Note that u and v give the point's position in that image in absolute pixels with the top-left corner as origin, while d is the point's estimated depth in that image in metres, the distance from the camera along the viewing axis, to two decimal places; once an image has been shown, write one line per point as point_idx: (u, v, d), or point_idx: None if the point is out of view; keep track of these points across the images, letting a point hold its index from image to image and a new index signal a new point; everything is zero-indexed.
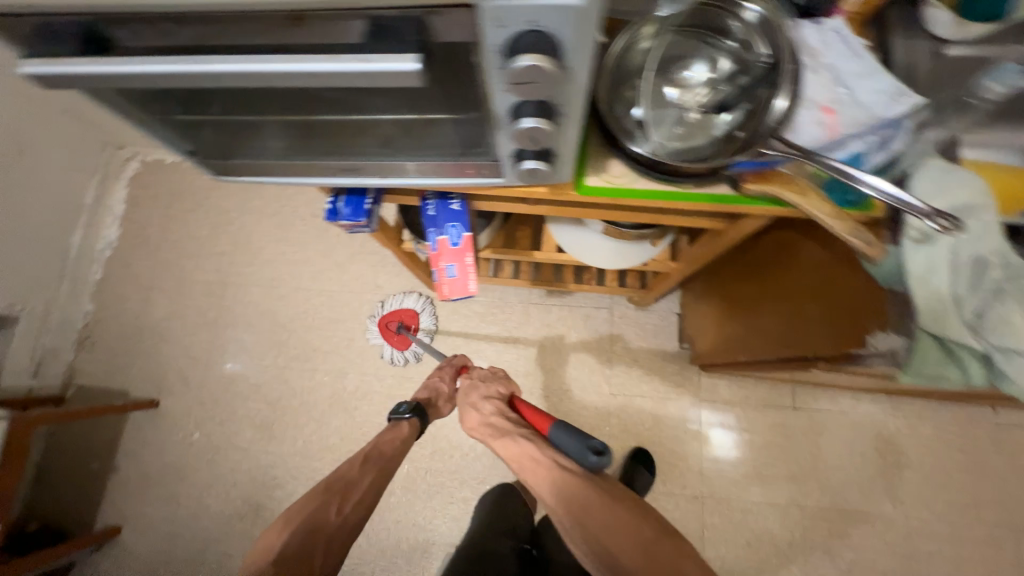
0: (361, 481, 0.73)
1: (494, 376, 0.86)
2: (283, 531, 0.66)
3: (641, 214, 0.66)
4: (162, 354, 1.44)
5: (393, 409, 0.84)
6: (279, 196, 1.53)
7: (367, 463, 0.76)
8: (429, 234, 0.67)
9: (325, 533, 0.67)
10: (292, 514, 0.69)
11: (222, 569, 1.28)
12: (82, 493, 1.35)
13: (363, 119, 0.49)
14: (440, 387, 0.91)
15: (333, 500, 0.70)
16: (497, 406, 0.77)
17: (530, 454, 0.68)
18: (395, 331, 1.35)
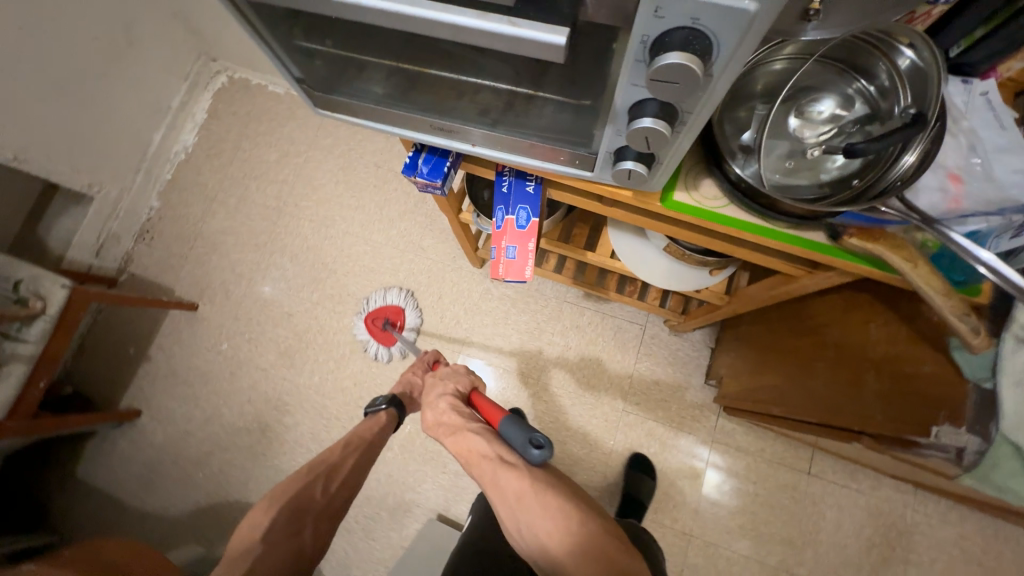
0: (345, 464, 0.77)
1: (454, 370, 0.84)
2: (267, 511, 0.69)
3: (717, 240, 0.64)
4: (210, 263, 1.51)
5: (370, 402, 0.89)
6: (347, 138, 1.56)
7: (350, 446, 0.80)
8: (498, 211, 0.66)
9: (312, 512, 0.72)
10: (275, 494, 0.72)
11: (221, 474, 1.35)
12: (115, 372, 1.45)
13: (470, 81, 0.49)
14: (414, 379, 0.94)
15: (318, 481, 0.74)
16: (452, 402, 0.75)
17: (478, 450, 0.66)
18: (381, 329, 1.37)
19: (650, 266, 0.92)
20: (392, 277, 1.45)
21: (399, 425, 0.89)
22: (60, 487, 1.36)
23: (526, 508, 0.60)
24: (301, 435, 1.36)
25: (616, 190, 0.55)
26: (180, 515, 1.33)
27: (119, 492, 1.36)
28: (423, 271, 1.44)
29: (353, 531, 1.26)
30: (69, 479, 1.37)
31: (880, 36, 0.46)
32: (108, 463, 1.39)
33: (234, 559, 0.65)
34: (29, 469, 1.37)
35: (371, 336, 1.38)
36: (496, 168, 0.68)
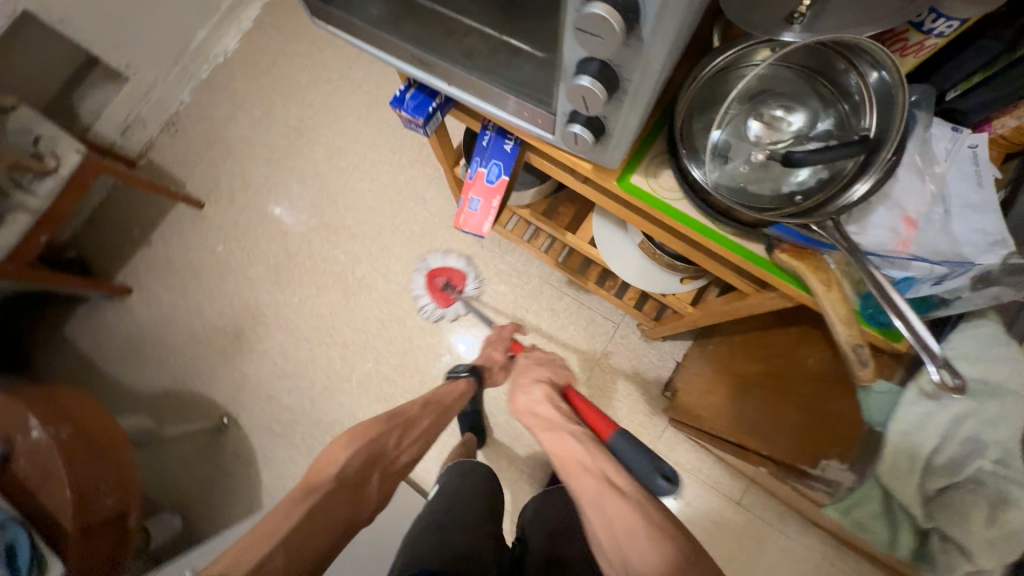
0: (420, 423, 0.81)
1: (550, 361, 0.90)
2: (347, 448, 0.71)
3: (677, 240, 0.63)
4: (224, 167, 1.56)
5: (450, 370, 0.97)
6: (378, 76, 1.58)
7: (429, 406, 0.85)
8: (473, 163, 0.68)
9: (383, 463, 0.74)
10: (355, 434, 0.73)
11: (190, 365, 1.43)
12: (116, 249, 1.53)
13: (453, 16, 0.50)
14: (492, 354, 1.01)
15: (393, 433, 0.76)
16: (547, 394, 0.76)
17: (580, 459, 0.61)
18: (441, 287, 1.34)
19: (623, 259, 0.92)
20: (389, 221, 1.48)
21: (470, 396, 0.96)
22: (48, 340, 1.47)
23: (636, 548, 0.52)
24: (271, 347, 1.43)
25: (579, 162, 0.56)
26: (147, 393, 1.42)
27: (98, 358, 1.45)
28: (420, 222, 1.46)
29: (299, 445, 1.35)
30: (57, 335, 1.47)
31: (851, 49, 0.44)
32: (93, 329, 1.48)
33: (311, 485, 0.65)
34: (24, 317, 1.48)
35: (427, 289, 1.33)
36: (481, 121, 0.69)
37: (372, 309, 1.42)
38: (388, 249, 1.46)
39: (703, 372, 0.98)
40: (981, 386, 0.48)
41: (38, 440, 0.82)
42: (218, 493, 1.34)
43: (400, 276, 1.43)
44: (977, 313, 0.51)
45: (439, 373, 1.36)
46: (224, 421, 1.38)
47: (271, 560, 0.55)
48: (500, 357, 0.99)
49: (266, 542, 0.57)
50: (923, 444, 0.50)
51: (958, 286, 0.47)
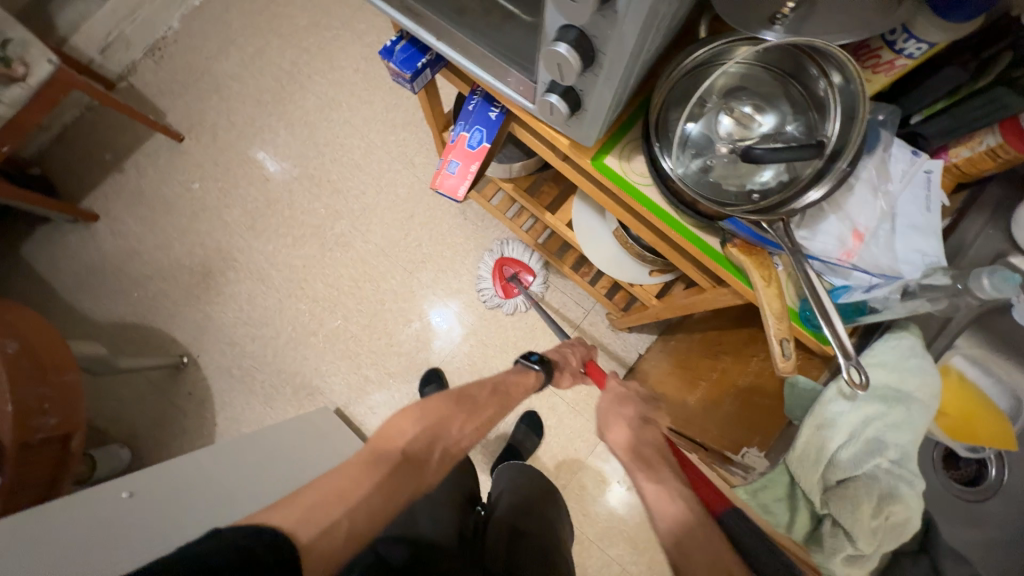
0: (485, 410, 0.78)
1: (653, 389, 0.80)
2: (414, 424, 0.70)
3: (644, 229, 0.65)
4: (209, 102, 1.50)
5: (523, 354, 0.90)
6: (381, 30, 1.53)
7: (497, 394, 0.81)
8: (457, 126, 0.68)
9: (443, 443, 0.72)
10: (425, 411, 0.72)
11: (153, 300, 1.40)
12: (84, 171, 1.47)
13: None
14: (568, 357, 0.94)
15: (458, 417, 0.74)
16: (657, 438, 0.69)
17: (712, 545, 0.53)
18: (507, 277, 1.34)
19: (597, 244, 0.94)
20: (375, 181, 1.46)
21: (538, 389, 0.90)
22: (4, 258, 1.42)
23: None
24: (240, 292, 1.41)
25: (558, 137, 0.56)
26: (105, 323, 1.39)
27: (56, 283, 1.41)
28: (406, 185, 1.45)
29: (257, 391, 1.35)
30: (14, 254, 1.42)
31: (821, 55, 0.46)
32: (53, 252, 1.43)
33: (378, 454, 0.66)
34: None
35: (493, 277, 1.34)
36: (470, 86, 0.69)
37: (347, 266, 1.41)
38: (370, 208, 1.44)
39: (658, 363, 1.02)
40: (895, 396, 0.51)
41: None
42: (171, 430, 1.34)
43: (379, 238, 1.42)
44: (901, 325, 0.54)
45: (407, 337, 1.37)
46: (184, 359, 1.36)
47: (342, 521, 0.57)
48: (577, 364, 0.94)
49: (328, 512, 0.57)
50: (831, 440, 0.52)
51: (887, 295, 0.50)
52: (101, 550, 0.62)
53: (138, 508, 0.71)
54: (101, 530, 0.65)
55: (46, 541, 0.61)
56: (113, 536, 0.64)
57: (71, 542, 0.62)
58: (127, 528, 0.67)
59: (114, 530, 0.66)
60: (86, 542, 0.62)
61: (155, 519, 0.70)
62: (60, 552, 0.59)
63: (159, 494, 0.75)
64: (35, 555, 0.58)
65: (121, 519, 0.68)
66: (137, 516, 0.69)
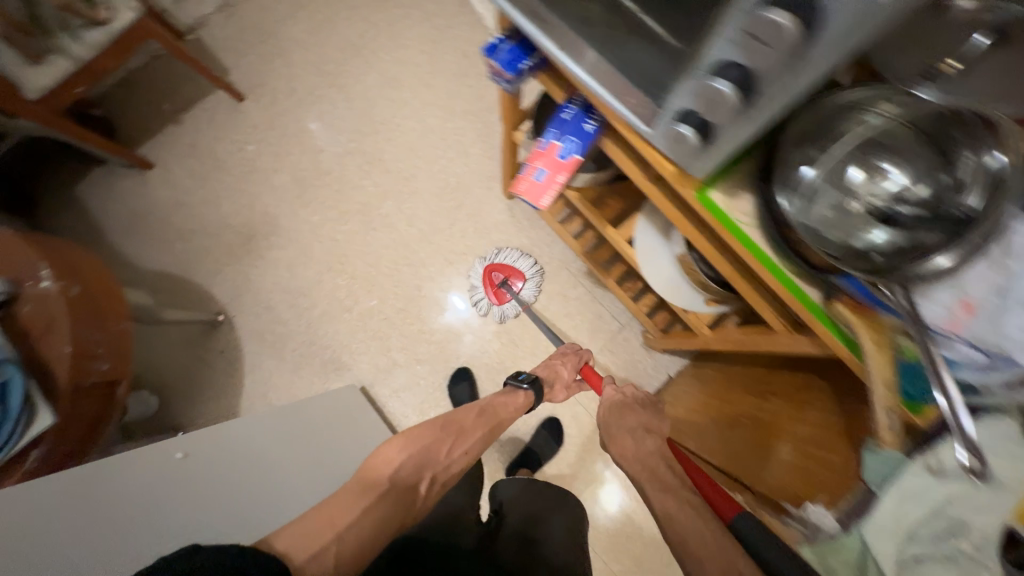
0: (474, 433, 0.84)
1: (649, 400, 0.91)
2: (402, 450, 0.74)
3: (724, 263, 0.64)
4: (273, 66, 1.51)
5: (513, 376, 1.00)
6: (452, 15, 1.52)
7: (484, 417, 0.87)
8: (548, 133, 0.66)
9: (432, 468, 0.76)
10: (412, 437, 0.76)
11: (196, 255, 1.42)
12: (144, 118, 1.49)
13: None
14: (560, 369, 1.04)
15: (446, 441, 0.79)
16: (660, 447, 0.77)
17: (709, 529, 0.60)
18: (498, 284, 1.34)
19: (655, 266, 0.92)
20: (426, 166, 1.45)
21: (530, 408, 0.97)
22: (57, 194, 1.44)
23: None
24: (280, 259, 1.42)
25: (663, 162, 0.55)
26: (147, 272, 1.41)
27: (103, 226, 1.43)
28: (457, 174, 1.44)
29: (286, 359, 1.37)
30: (67, 191, 1.44)
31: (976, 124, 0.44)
32: (104, 194, 1.45)
33: (368, 483, 0.68)
34: (37, 163, 1.45)
35: (484, 284, 1.34)
36: (567, 93, 0.67)
37: (388, 247, 1.41)
38: (418, 193, 1.44)
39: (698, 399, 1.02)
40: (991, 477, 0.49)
41: (45, 291, 0.82)
42: (199, 385, 1.36)
43: (423, 223, 1.42)
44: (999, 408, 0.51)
45: (439, 327, 1.37)
46: (220, 318, 1.38)
47: (330, 549, 0.58)
48: (568, 376, 1.03)
49: (324, 531, 0.60)
50: (910, 514, 0.53)
51: (996, 378, 0.48)
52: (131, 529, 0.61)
53: (171, 474, 0.71)
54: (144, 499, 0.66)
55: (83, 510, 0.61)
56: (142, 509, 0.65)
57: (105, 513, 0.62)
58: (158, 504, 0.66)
59: (145, 502, 0.65)
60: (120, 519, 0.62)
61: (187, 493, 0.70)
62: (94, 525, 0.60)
63: (204, 468, 0.75)
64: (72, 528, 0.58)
65: (163, 487, 0.69)
66: (172, 489, 0.69)
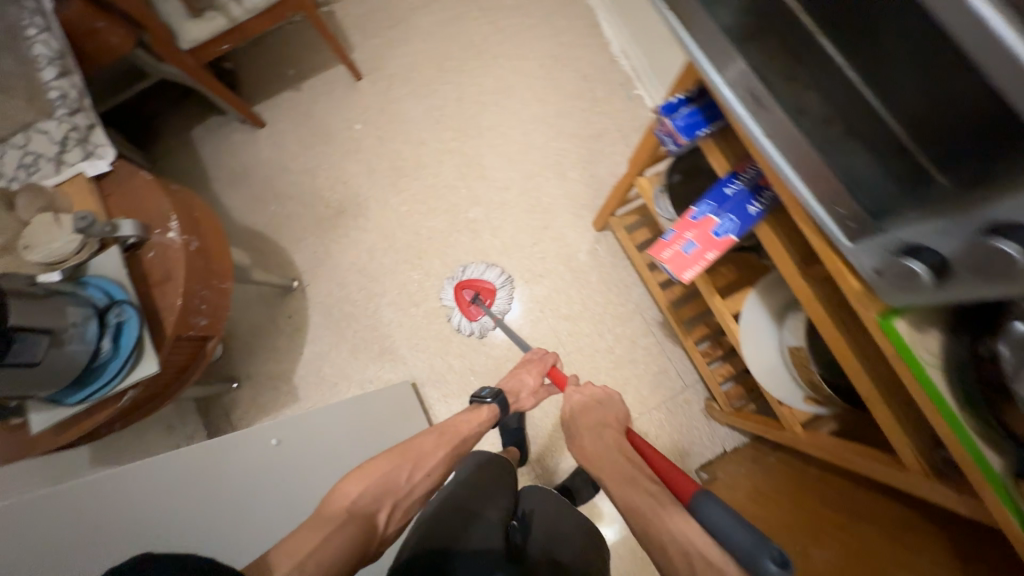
0: (433, 456, 0.83)
1: (608, 396, 0.94)
2: (359, 481, 0.74)
3: (864, 384, 0.59)
4: (395, 52, 1.54)
5: (475, 392, 0.98)
6: (579, 35, 1.51)
7: (443, 438, 0.86)
8: (704, 206, 0.63)
9: (394, 496, 0.76)
10: (369, 468, 0.76)
11: (286, 219, 1.46)
12: (267, 79, 1.55)
13: (846, 74, 0.41)
14: (525, 377, 1.04)
15: (404, 468, 0.78)
16: (617, 441, 0.84)
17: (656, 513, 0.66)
18: (470, 301, 1.34)
19: (757, 348, 0.87)
20: (522, 180, 1.44)
21: (496, 421, 0.97)
22: (176, 134, 1.52)
23: None
24: (362, 240, 1.44)
25: (847, 275, 0.51)
26: (240, 225, 1.47)
27: (210, 172, 1.50)
28: (550, 196, 1.42)
29: (348, 338, 1.39)
30: (185, 133, 1.52)
31: None
32: (216, 143, 1.52)
33: (326, 517, 0.69)
34: (166, 102, 1.54)
35: (456, 303, 1.35)
36: (733, 167, 0.64)
37: (467, 252, 1.41)
38: (508, 205, 1.43)
39: (768, 501, 0.95)
40: None
41: (169, 242, 0.84)
42: (262, 342, 1.41)
43: (506, 236, 1.41)
44: None
45: (500, 343, 1.36)
46: (295, 284, 1.42)
47: None
48: (533, 383, 1.03)
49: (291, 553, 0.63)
50: None
51: None
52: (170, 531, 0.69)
53: (211, 463, 0.79)
54: (187, 493, 0.73)
55: (112, 509, 0.66)
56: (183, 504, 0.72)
57: (143, 511, 0.68)
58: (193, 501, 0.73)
59: (186, 495, 0.73)
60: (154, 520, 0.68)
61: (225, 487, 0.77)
62: (126, 528, 0.66)
63: (267, 458, 0.85)
64: (101, 535, 0.64)
65: (204, 481, 0.76)
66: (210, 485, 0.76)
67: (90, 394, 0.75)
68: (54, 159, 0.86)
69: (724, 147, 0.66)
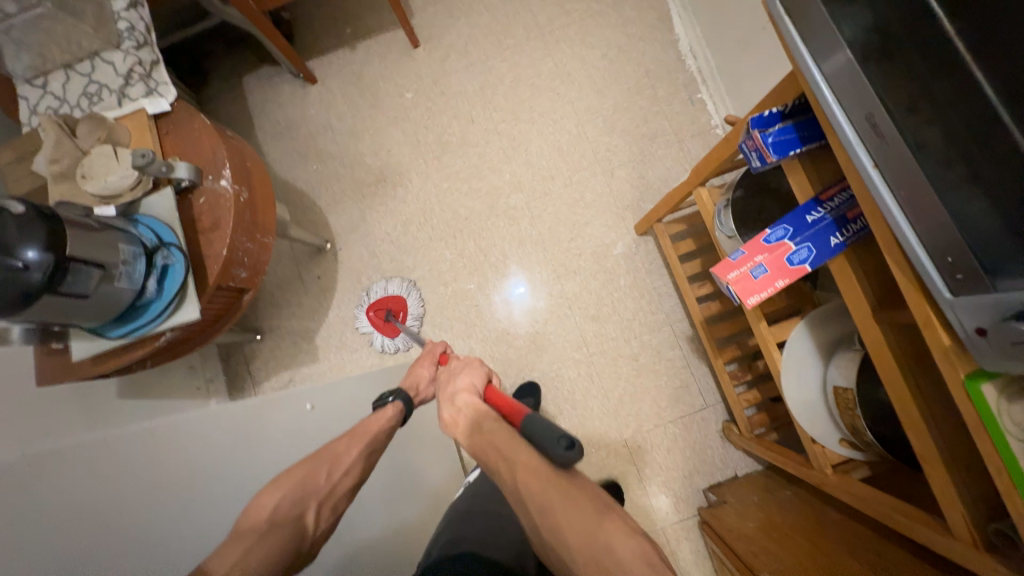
0: (349, 453, 0.80)
1: (466, 364, 0.88)
2: (275, 493, 0.72)
3: (924, 439, 0.57)
4: (455, 23, 1.49)
5: (377, 398, 0.93)
6: (648, 29, 1.44)
7: (355, 439, 0.82)
8: (781, 230, 0.59)
9: (318, 496, 0.74)
10: (283, 478, 0.75)
11: (324, 179, 1.46)
12: (323, 34, 1.52)
13: (998, 115, 0.38)
14: (419, 371, 0.97)
15: (320, 468, 0.77)
16: (473, 409, 0.78)
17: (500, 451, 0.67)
18: (384, 319, 1.34)
19: (799, 382, 0.84)
20: (567, 172, 1.40)
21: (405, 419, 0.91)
22: (227, 78, 1.51)
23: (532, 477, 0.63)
24: (399, 212, 1.43)
25: (938, 330, 0.48)
26: (279, 178, 1.46)
27: (256, 122, 1.49)
28: (594, 192, 1.38)
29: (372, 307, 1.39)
30: (235, 79, 1.51)
31: None
32: (264, 93, 1.50)
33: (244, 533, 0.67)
34: (220, 45, 1.52)
35: (372, 327, 1.34)
36: (817, 193, 0.60)
37: (500, 237, 1.39)
38: (549, 195, 1.40)
39: (782, 539, 0.93)
40: None
41: (220, 191, 0.84)
42: (288, 298, 1.42)
43: (543, 227, 1.38)
44: None
45: (523, 334, 1.34)
46: (327, 246, 1.42)
47: None
48: (429, 372, 0.97)
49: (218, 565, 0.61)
50: None
51: None
52: (187, 500, 0.80)
53: (230, 432, 0.96)
54: (189, 474, 0.83)
55: (136, 473, 0.77)
56: (183, 482, 0.81)
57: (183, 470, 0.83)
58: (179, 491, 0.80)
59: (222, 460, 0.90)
60: (146, 504, 0.74)
61: (213, 474, 0.86)
62: (152, 489, 0.77)
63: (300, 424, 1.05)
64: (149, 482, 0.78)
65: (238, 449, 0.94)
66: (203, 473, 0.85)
67: (132, 331, 0.76)
68: (118, 92, 0.86)
69: (810, 169, 0.62)
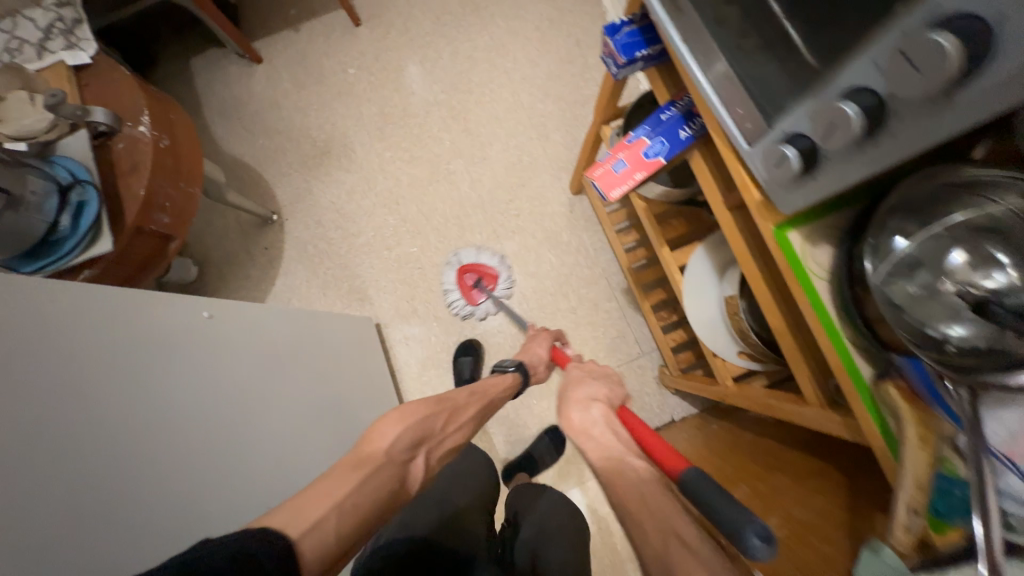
0: (466, 409, 0.78)
1: (606, 375, 0.81)
2: (398, 423, 0.66)
3: (772, 313, 0.61)
4: (394, 3, 1.56)
5: (498, 364, 0.99)
6: (577, 2, 1.51)
7: (477, 396, 0.82)
8: (640, 129, 0.65)
9: (429, 443, 0.70)
10: (408, 411, 0.68)
11: (271, 153, 1.49)
12: (268, 17, 1.58)
13: None
14: (535, 349, 1.04)
15: (439, 415, 0.72)
16: (605, 416, 0.68)
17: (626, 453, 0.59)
18: (472, 284, 1.34)
19: (699, 300, 0.88)
20: (505, 138, 1.45)
21: (515, 392, 0.96)
22: (174, 62, 1.55)
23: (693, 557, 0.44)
24: (344, 182, 1.47)
25: (751, 186, 0.52)
26: (227, 155, 1.50)
27: (203, 101, 1.53)
28: (531, 156, 1.44)
29: (319, 275, 1.42)
30: (183, 62, 1.55)
31: None
32: (211, 74, 1.55)
33: (362, 457, 0.61)
34: (167, 30, 1.57)
35: (456, 286, 1.33)
36: (672, 97, 0.66)
37: (444, 202, 1.43)
38: (489, 160, 1.45)
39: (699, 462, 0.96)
40: None
41: (139, 136, 0.87)
42: (236, 269, 1.44)
43: (484, 191, 1.43)
44: None
45: None
46: (274, 217, 1.45)
47: (329, 517, 0.51)
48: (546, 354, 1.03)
49: (323, 495, 0.52)
50: None
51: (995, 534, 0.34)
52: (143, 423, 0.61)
53: (165, 339, 0.71)
54: (145, 387, 0.64)
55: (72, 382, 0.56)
56: (136, 396, 0.62)
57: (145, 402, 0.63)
58: (109, 420, 0.58)
59: (175, 370, 0.69)
60: (99, 426, 0.56)
61: (178, 394, 0.68)
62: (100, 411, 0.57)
63: (209, 330, 0.80)
64: (94, 391, 0.58)
65: (178, 353, 0.72)
66: (139, 395, 0.63)
67: (43, 267, 0.79)
68: (38, 45, 0.89)
69: (667, 78, 0.68)
